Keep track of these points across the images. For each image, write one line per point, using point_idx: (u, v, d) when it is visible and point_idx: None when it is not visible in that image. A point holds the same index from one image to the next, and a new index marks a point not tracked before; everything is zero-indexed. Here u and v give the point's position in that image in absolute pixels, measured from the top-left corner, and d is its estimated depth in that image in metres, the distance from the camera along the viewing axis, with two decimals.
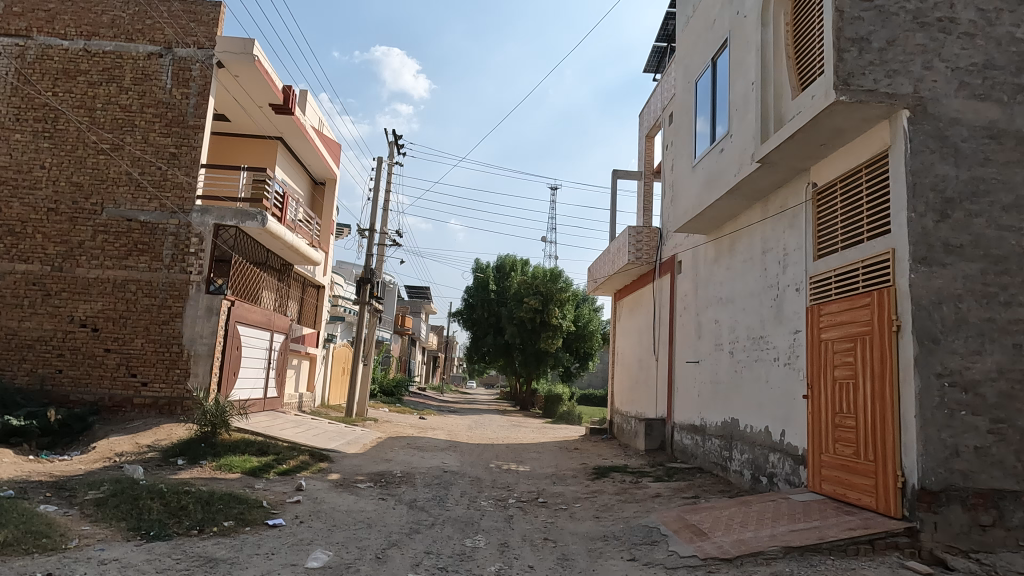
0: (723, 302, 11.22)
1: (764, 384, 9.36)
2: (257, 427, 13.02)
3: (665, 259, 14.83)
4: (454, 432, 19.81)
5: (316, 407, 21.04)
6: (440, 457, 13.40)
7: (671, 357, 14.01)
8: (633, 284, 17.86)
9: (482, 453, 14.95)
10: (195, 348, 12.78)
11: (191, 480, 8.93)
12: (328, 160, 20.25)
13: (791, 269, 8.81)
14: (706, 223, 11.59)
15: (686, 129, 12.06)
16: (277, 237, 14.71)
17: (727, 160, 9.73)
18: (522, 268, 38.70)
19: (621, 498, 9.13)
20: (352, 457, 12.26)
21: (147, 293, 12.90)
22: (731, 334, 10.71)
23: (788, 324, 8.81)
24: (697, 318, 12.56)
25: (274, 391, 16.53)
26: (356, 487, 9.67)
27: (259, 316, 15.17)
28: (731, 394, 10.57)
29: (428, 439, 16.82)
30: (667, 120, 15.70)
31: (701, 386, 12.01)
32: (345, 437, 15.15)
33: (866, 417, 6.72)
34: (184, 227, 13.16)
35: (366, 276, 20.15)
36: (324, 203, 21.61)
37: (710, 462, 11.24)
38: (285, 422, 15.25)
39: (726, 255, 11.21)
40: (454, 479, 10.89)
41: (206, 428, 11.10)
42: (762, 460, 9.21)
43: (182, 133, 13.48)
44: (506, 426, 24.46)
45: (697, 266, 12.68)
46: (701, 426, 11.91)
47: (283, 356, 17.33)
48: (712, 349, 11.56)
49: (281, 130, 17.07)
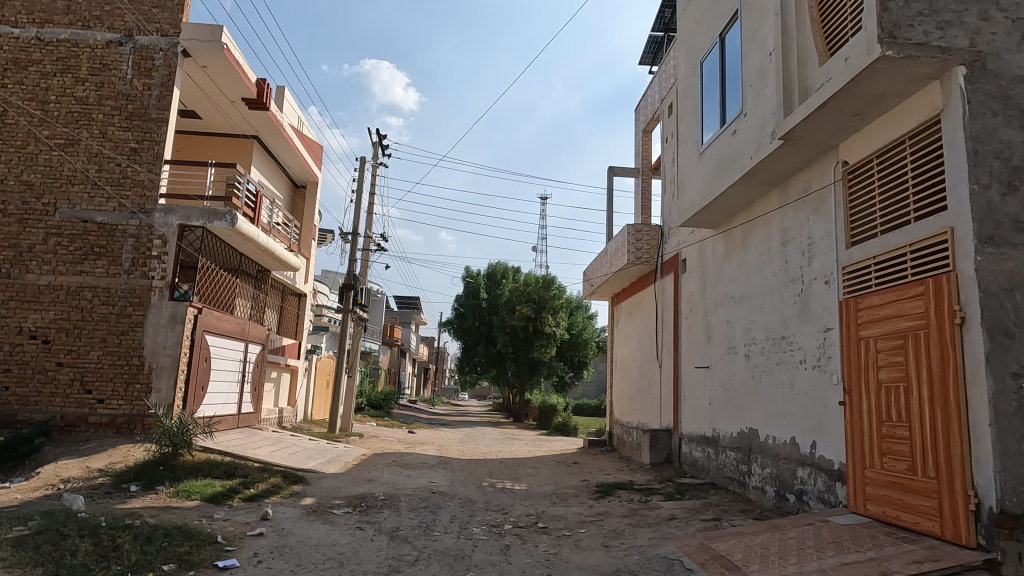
0: (736, 302, 10.27)
1: (788, 390, 8.38)
2: (227, 447, 11.85)
3: (667, 258, 13.89)
4: (445, 447, 18.67)
5: (298, 423, 19.85)
6: (428, 476, 12.27)
7: (676, 363, 13.03)
8: (632, 287, 16.85)
9: (474, 470, 13.82)
10: (157, 360, 11.62)
11: (139, 511, 7.78)
12: (307, 161, 19.18)
13: (817, 260, 7.87)
14: (715, 216, 10.66)
15: (691, 115, 11.14)
16: (250, 240, 13.60)
17: (742, 142, 8.80)
18: (513, 276, 37.61)
19: (631, 522, 8.05)
20: (330, 478, 11.09)
21: (105, 300, 11.75)
22: (746, 336, 9.75)
23: (815, 321, 7.85)
24: (705, 319, 11.59)
25: (248, 406, 15.36)
26: (332, 514, 8.52)
27: (231, 325, 14.03)
28: (748, 401, 9.60)
29: (416, 455, 15.67)
30: (667, 111, 14.78)
31: (712, 394, 11.03)
32: (326, 455, 13.97)
33: (924, 426, 5.73)
34: (145, 228, 12.01)
35: (350, 282, 19.03)
36: (305, 207, 20.51)
37: (724, 477, 10.24)
38: (261, 440, 14.07)
39: (739, 250, 10.26)
40: (443, 501, 9.75)
41: (166, 448, 10.05)
42: (789, 476, 8.21)
43: (144, 127, 12.37)
44: (501, 438, 23.35)
45: (705, 263, 11.73)
46: (712, 437, 10.92)
47: (260, 369, 16.15)
48: (724, 352, 10.58)
49: (256, 126, 15.99)
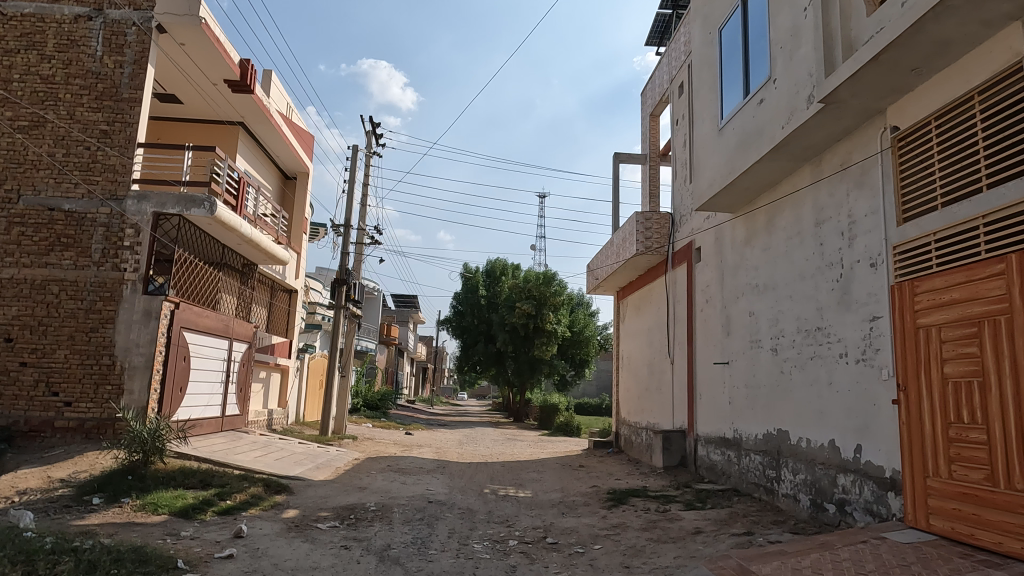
0: (759, 292, 9.38)
1: (825, 387, 7.50)
2: (206, 453, 10.94)
3: (679, 248, 13.02)
4: (443, 450, 17.75)
5: (289, 425, 18.94)
6: (424, 482, 11.37)
7: (690, 359, 12.15)
8: (640, 280, 15.95)
9: (474, 475, 12.91)
10: (130, 359, 10.70)
11: (95, 529, 6.86)
12: (297, 150, 18.28)
13: (860, 241, 6.97)
14: (736, 199, 9.77)
15: (708, 89, 10.26)
16: (233, 230, 12.66)
17: (769, 111, 7.91)
18: (513, 272, 36.67)
19: (651, 537, 7.15)
20: (317, 487, 10.15)
21: (72, 295, 10.84)
22: (773, 328, 8.87)
23: (858, 310, 6.96)
24: (723, 311, 10.71)
25: (233, 408, 14.44)
26: (315, 529, 7.60)
27: (213, 322, 13.10)
28: (776, 400, 8.72)
29: (413, 459, 14.73)
30: (678, 91, 13.85)
31: (733, 392, 10.15)
32: (315, 460, 13.05)
33: (1009, 428, 4.85)
34: (116, 216, 11.09)
35: (342, 277, 18.07)
36: (295, 200, 19.61)
37: (749, 483, 9.36)
38: (246, 445, 13.16)
39: (763, 235, 9.37)
40: (440, 513, 8.81)
41: (135, 456, 9.15)
42: (827, 484, 7.33)
43: (115, 107, 11.44)
44: (502, 440, 22.43)
45: (722, 251, 10.85)
46: (733, 439, 10.04)
47: (246, 369, 15.22)
48: (747, 347, 9.71)
49: (240, 110, 15.05)
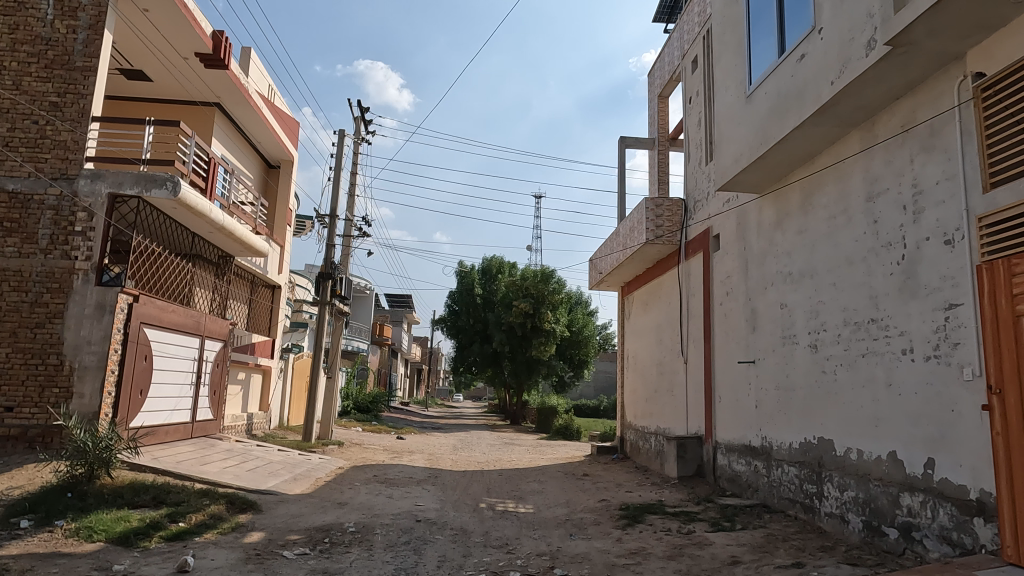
0: (793, 282, 8.25)
1: (883, 389, 6.36)
2: (167, 464, 9.71)
3: (694, 236, 11.89)
4: (435, 456, 16.52)
5: (271, 430, 17.70)
6: (413, 496, 10.16)
7: (707, 358, 11.02)
8: (648, 273, 14.82)
9: (469, 486, 11.72)
10: (80, 359, 9.48)
11: (6, 564, 5.62)
12: (279, 136, 17.09)
13: (929, 215, 5.84)
14: (765, 177, 8.63)
15: (732, 53, 9.11)
16: (203, 217, 11.41)
17: (813, 66, 6.77)
18: (509, 270, 35.47)
19: (680, 570, 5.98)
20: (290, 503, 8.93)
21: (16, 286, 9.60)
22: (811, 322, 7.75)
23: (927, 298, 5.82)
24: (748, 304, 9.57)
25: (206, 413, 13.20)
26: (278, 559, 6.38)
27: (181, 318, 11.86)
28: (815, 404, 7.59)
29: (402, 468, 13.49)
30: (691, 66, 12.73)
31: (760, 394, 9.02)
32: (294, 470, 11.82)
33: None
34: (67, 198, 9.86)
35: (327, 271, 16.82)
36: (279, 190, 18.37)
37: (782, 498, 8.25)
38: (217, 453, 11.93)
39: (797, 217, 8.23)
40: (429, 535, 7.61)
41: (79, 469, 7.92)
42: (887, 504, 6.20)
43: (67, 77, 10.18)
44: (498, 444, 21.24)
45: (746, 236, 9.72)
46: (761, 448, 8.92)
47: (221, 369, 13.97)
48: (778, 342, 8.58)
49: (214, 85, 13.85)
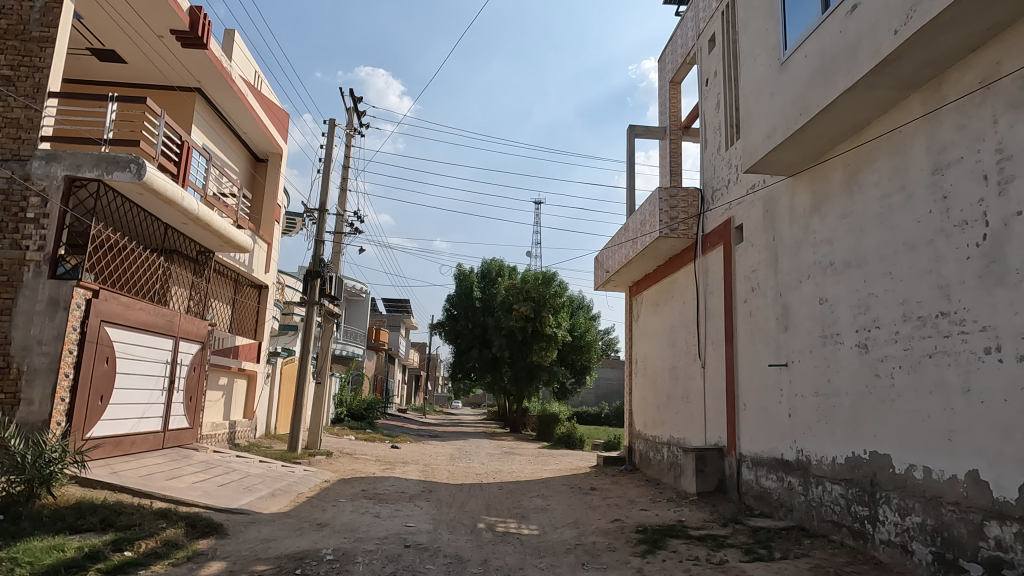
0: (836, 274, 7.24)
1: (958, 395, 5.34)
2: (127, 479, 8.64)
3: (713, 228, 10.87)
4: (431, 467, 15.44)
5: (256, 438, 16.61)
6: (403, 514, 9.09)
7: (728, 362, 10.01)
8: (659, 271, 13.79)
9: (466, 502, 10.65)
10: (29, 361, 8.43)
11: None
12: (267, 127, 16.12)
13: (1021, 185, 4.84)
14: (801, 156, 7.63)
15: (763, 17, 8.12)
16: (174, 205, 10.34)
17: (869, 15, 5.79)
18: (509, 274, 34.47)
19: None
20: (261, 525, 7.86)
21: None
22: (860, 318, 6.73)
23: (1020, 285, 4.82)
24: (779, 300, 8.55)
25: (180, 421, 12.12)
26: None
27: (150, 316, 10.80)
28: (866, 414, 6.56)
29: (393, 481, 12.41)
30: (708, 45, 11.77)
31: (795, 402, 8.00)
32: (274, 484, 10.73)
33: None
34: (18, 181, 8.82)
35: (315, 269, 15.75)
36: (267, 184, 17.38)
37: (824, 521, 7.21)
38: (189, 465, 10.85)
39: (840, 199, 7.23)
40: (419, 565, 6.55)
41: (17, 487, 6.90)
42: (966, 534, 5.17)
43: (21, 49, 9.11)
44: (499, 454, 20.18)
45: (776, 224, 8.72)
46: (796, 463, 7.89)
47: (198, 374, 12.89)
48: (817, 343, 7.56)
49: (193, 66, 12.87)
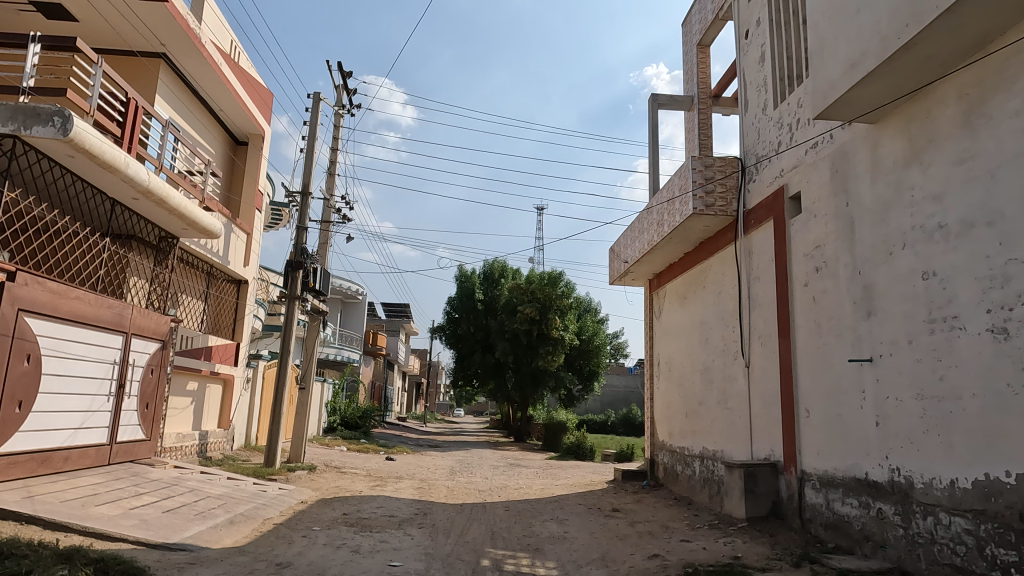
0: (949, 238, 5.51)
1: None
2: (42, 506, 6.87)
3: (760, 202, 9.14)
4: (427, 483, 13.68)
5: (233, 451, 14.83)
6: (387, 548, 7.34)
7: (784, 360, 8.27)
8: (688, 259, 12.05)
9: (466, 528, 8.89)
10: None
11: None
12: (245, 103, 14.47)
13: None
14: (897, 87, 5.91)
15: None
16: (115, 173, 8.62)
17: None
18: (513, 275, 32.65)
19: None
20: (203, 568, 6.08)
21: None
22: (996, 294, 5.01)
23: None
24: (858, 279, 6.80)
25: (132, 431, 10.38)
26: None
27: (91, 308, 9.10)
28: (1009, 423, 4.82)
29: (382, 501, 10.65)
30: None
31: (885, 407, 6.26)
32: (238, 508, 8.98)
33: None
34: None
35: (297, 260, 14.05)
36: (247, 168, 15.71)
37: (938, 565, 5.47)
38: (137, 484, 9.10)
39: (953, 140, 5.53)
40: None
41: None
42: None
43: None
44: (504, 465, 18.43)
45: (850, 186, 7.00)
46: (889, 486, 6.14)
47: (156, 378, 11.14)
48: (921, 329, 5.81)
49: (153, 24, 11.20)
